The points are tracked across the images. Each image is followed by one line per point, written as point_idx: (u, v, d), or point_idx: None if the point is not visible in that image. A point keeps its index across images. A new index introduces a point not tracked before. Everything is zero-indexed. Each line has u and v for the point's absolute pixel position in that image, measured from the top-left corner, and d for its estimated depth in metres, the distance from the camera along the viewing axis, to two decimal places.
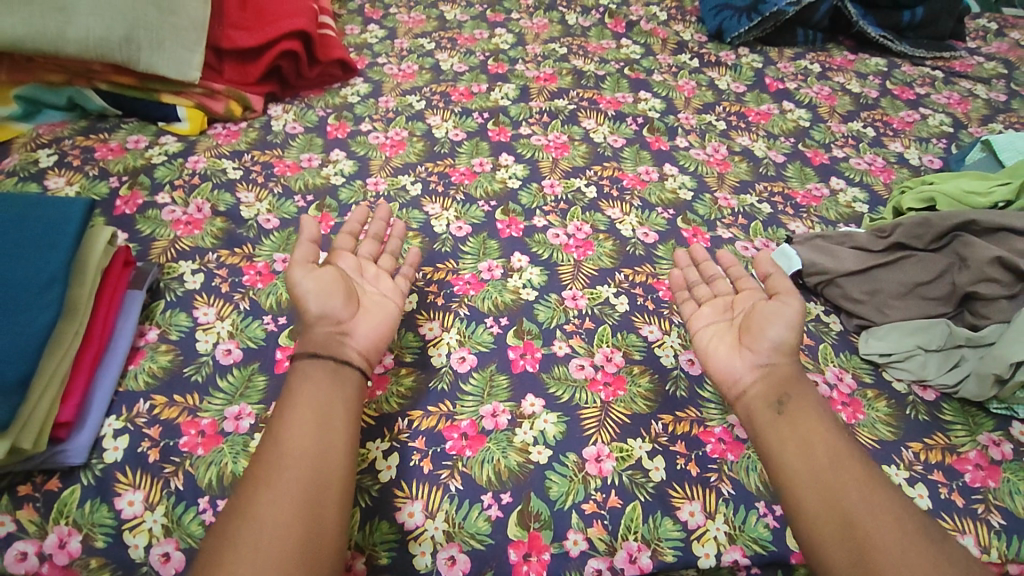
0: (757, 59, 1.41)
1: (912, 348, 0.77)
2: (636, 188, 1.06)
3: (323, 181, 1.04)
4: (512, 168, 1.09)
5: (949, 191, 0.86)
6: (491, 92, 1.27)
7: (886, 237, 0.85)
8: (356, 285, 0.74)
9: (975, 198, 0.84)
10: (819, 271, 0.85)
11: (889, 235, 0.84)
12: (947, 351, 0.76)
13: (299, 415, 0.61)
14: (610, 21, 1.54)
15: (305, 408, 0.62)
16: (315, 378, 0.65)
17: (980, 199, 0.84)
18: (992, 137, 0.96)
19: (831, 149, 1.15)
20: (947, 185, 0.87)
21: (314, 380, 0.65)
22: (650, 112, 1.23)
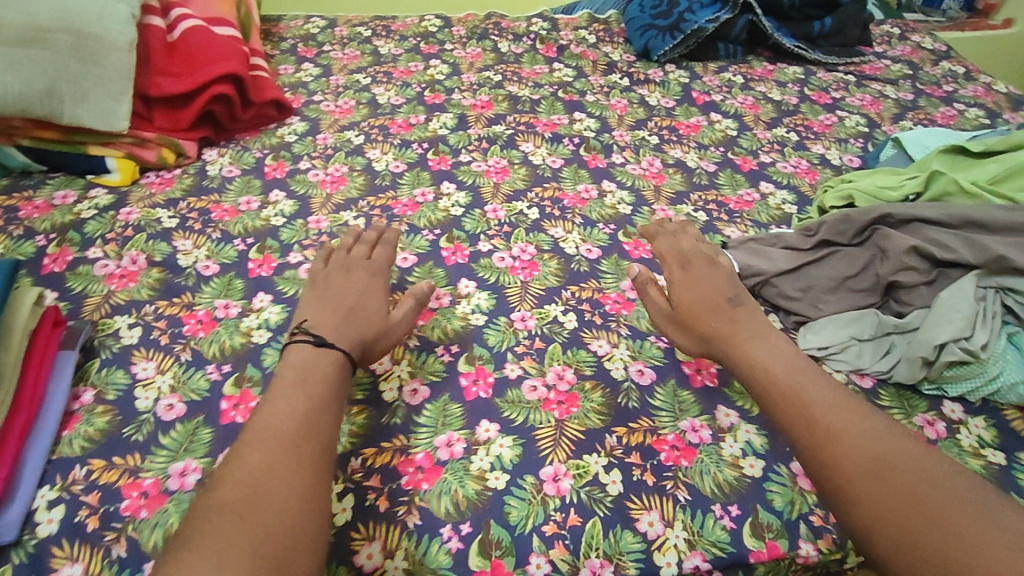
0: (683, 74, 1.47)
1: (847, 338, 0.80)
2: (577, 206, 1.09)
3: (263, 223, 1.02)
4: (454, 196, 1.10)
5: (864, 188, 0.91)
6: (429, 123, 1.28)
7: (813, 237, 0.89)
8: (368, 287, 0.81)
9: (888, 192, 0.89)
10: (755, 272, 0.88)
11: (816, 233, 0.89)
12: (878, 339, 0.80)
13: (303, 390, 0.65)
14: (541, 46, 1.58)
15: (320, 380, 0.67)
16: (314, 361, 0.68)
17: (892, 193, 0.89)
18: (901, 135, 1.03)
19: (758, 155, 1.21)
20: (863, 182, 0.92)
21: (306, 364, 0.68)
22: (585, 132, 1.27)
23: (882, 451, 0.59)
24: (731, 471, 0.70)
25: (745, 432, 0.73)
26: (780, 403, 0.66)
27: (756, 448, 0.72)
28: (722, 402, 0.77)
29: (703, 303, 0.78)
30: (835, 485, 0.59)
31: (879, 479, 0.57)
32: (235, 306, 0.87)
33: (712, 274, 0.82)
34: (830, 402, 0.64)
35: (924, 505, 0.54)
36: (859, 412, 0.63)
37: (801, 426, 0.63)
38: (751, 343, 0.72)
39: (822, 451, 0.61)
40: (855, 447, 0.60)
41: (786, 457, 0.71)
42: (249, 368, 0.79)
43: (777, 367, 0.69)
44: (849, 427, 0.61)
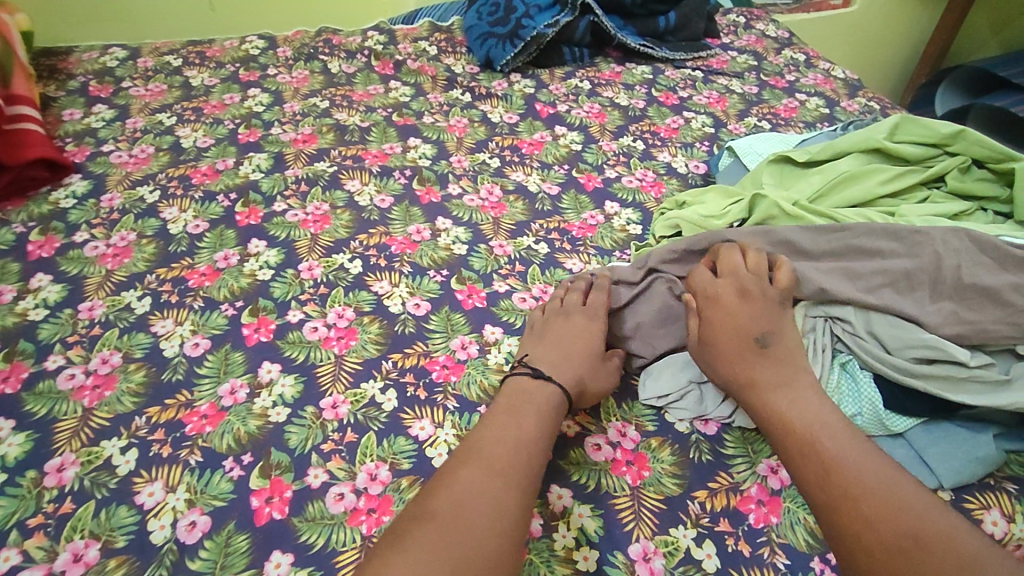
0: (529, 84, 1.38)
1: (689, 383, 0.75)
2: (406, 252, 0.97)
3: (17, 319, 0.84)
4: (263, 256, 0.95)
5: (690, 217, 0.92)
6: (239, 167, 1.12)
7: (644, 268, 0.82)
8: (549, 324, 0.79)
9: (712, 220, 0.91)
10: None
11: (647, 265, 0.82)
12: None
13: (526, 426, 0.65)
14: (377, 63, 1.45)
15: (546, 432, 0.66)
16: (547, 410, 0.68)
17: (716, 220, 0.91)
18: (734, 143, 1.09)
19: (603, 171, 1.14)
20: (690, 212, 0.93)
21: (528, 395, 0.69)
22: (420, 161, 1.15)
23: (918, 526, 0.55)
24: (561, 569, 0.61)
25: (578, 516, 0.65)
26: (800, 459, 0.62)
27: (589, 535, 0.64)
28: (556, 480, 0.68)
29: (731, 345, 0.70)
30: (851, 552, 0.56)
31: (901, 557, 0.53)
32: None
33: (749, 300, 0.72)
34: (856, 459, 0.60)
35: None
36: (884, 475, 0.58)
37: (819, 486, 0.59)
38: (775, 394, 0.66)
39: (842, 518, 0.57)
40: (877, 518, 0.55)
41: (622, 541, 0.63)
42: None
43: (798, 419, 0.64)
44: (873, 493, 0.57)
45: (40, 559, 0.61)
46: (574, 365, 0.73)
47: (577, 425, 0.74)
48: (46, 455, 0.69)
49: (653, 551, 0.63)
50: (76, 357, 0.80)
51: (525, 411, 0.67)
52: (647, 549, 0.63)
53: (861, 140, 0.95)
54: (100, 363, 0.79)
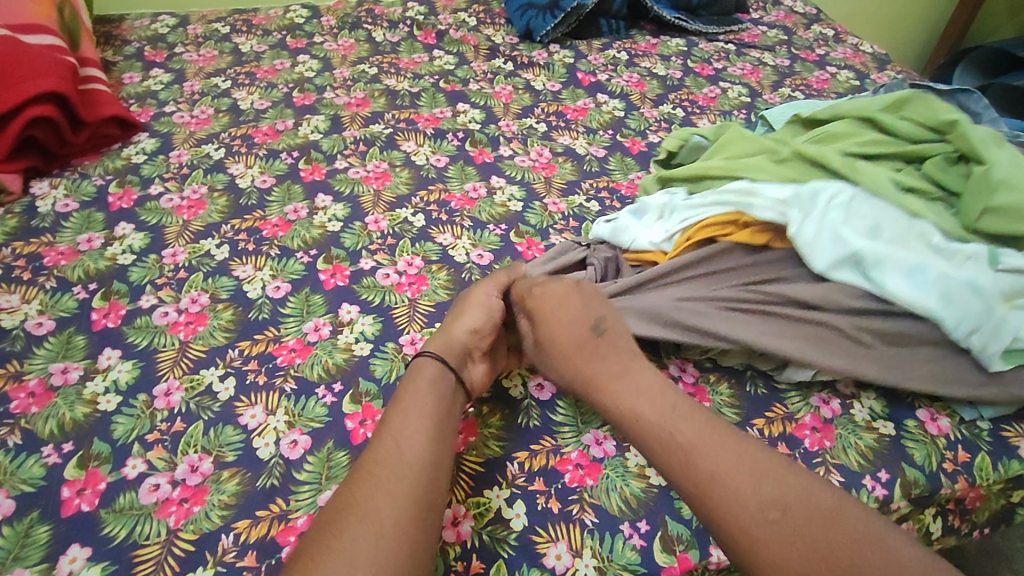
0: (569, 54, 1.43)
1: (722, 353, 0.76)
2: (465, 208, 1.02)
3: (108, 263, 0.89)
4: (330, 210, 1.00)
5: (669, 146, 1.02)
6: (299, 127, 1.16)
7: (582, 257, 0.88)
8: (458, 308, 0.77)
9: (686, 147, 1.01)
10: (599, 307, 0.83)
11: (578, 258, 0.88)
12: None
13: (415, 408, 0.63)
14: (419, 33, 1.49)
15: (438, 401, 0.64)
16: (426, 378, 0.66)
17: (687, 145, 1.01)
18: (768, 112, 1.11)
19: (647, 136, 1.19)
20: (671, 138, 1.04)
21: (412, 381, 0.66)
22: (470, 125, 1.19)
23: (770, 490, 0.56)
24: (637, 482, 0.67)
25: None
26: (661, 448, 0.61)
27: None
28: None
29: (569, 338, 0.70)
30: (731, 537, 0.54)
31: (771, 528, 0.53)
32: (75, 369, 0.76)
33: (584, 296, 0.73)
34: (707, 442, 0.60)
35: (822, 547, 0.52)
36: (736, 453, 0.58)
37: (686, 475, 0.58)
38: (616, 385, 0.66)
39: (711, 500, 0.56)
40: (740, 494, 0.55)
41: None
42: (95, 443, 0.69)
43: (656, 412, 0.63)
44: (733, 471, 0.57)
45: (162, 468, 0.67)
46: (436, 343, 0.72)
47: None
48: (154, 381, 0.75)
49: None
50: (167, 297, 0.85)
51: (405, 397, 0.64)
52: None
53: (861, 106, 0.90)
54: (190, 303, 0.84)
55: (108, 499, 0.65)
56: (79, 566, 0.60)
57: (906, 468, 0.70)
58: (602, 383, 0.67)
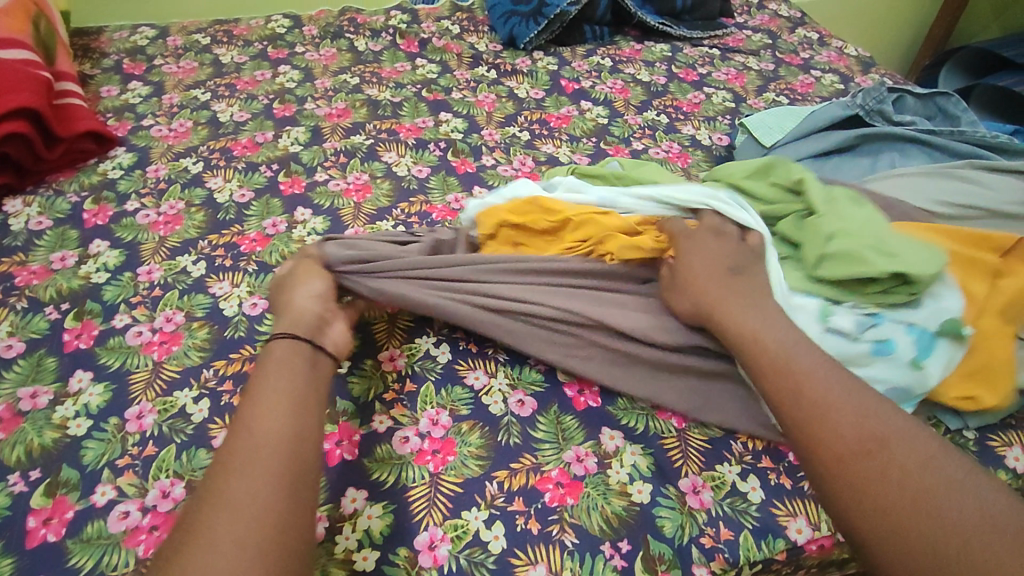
0: (553, 61, 1.42)
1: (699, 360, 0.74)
2: (446, 220, 1.01)
3: (82, 282, 0.88)
4: (309, 223, 0.99)
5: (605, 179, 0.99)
6: (278, 140, 1.15)
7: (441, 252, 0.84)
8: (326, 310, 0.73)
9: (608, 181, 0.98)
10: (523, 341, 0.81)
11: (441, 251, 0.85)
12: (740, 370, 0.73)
13: (277, 391, 0.60)
14: (402, 42, 1.48)
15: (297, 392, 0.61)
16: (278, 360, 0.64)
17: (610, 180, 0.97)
18: (748, 119, 1.08)
19: (630, 143, 1.19)
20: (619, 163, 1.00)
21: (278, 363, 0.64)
22: (452, 134, 1.18)
23: (876, 426, 0.58)
24: (618, 501, 0.66)
25: (630, 454, 0.70)
26: (769, 374, 0.64)
27: (641, 471, 0.68)
28: (606, 423, 0.73)
29: (706, 271, 0.73)
30: (825, 460, 0.57)
31: (870, 458, 0.55)
32: (44, 393, 0.74)
33: (727, 243, 0.76)
34: (814, 374, 0.62)
35: (915, 484, 0.53)
36: (843, 387, 0.61)
37: (789, 399, 0.61)
38: (744, 313, 0.68)
39: (813, 426, 0.59)
40: (842, 425, 0.58)
41: (672, 476, 0.68)
42: (64, 470, 0.67)
43: (772, 337, 0.66)
44: (842, 403, 0.59)
45: (132, 494, 0.66)
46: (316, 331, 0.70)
47: None
48: (125, 404, 0.73)
49: (701, 485, 0.68)
50: (141, 316, 0.84)
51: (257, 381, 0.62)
52: (696, 483, 0.68)
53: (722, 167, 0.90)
54: (165, 322, 0.83)
55: (76, 528, 0.63)
56: None
57: None
58: (718, 312, 0.69)
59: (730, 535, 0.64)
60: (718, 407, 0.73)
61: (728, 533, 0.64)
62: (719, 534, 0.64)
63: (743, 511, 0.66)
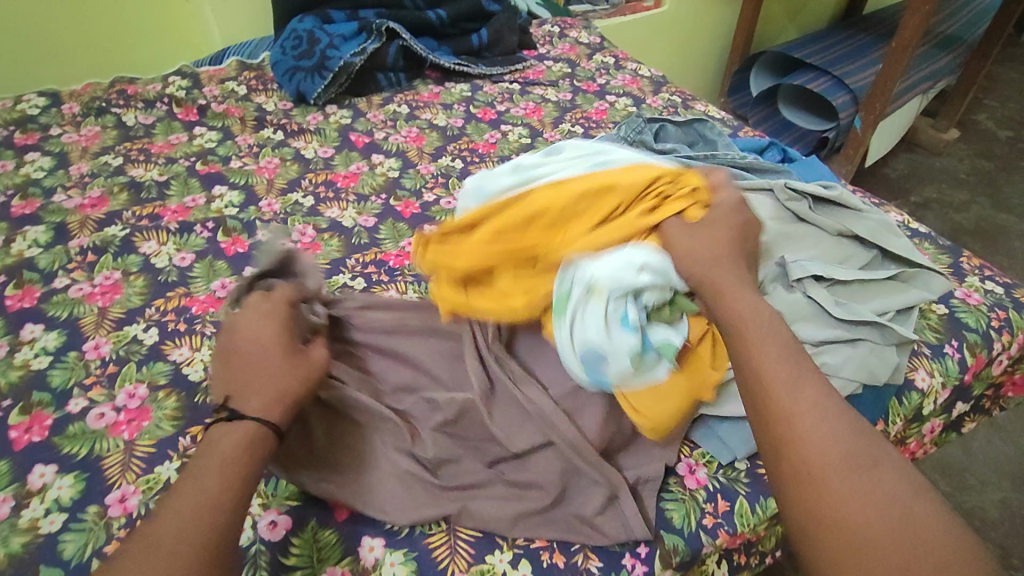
0: (346, 114, 1.36)
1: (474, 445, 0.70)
2: (208, 311, 0.90)
3: None
4: (39, 342, 0.85)
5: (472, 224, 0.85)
6: (12, 244, 1.00)
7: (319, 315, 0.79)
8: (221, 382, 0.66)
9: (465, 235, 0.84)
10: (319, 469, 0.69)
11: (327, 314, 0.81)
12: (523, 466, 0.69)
13: (228, 452, 0.59)
14: (178, 110, 1.35)
15: (250, 459, 0.60)
16: (228, 436, 0.60)
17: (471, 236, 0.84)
18: None
19: (421, 195, 1.14)
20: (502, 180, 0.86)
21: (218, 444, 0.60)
22: (225, 211, 1.08)
23: (862, 441, 0.54)
24: None
25: (390, 566, 0.65)
26: (777, 365, 0.59)
27: None
28: (367, 531, 0.67)
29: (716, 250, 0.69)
30: (803, 466, 0.53)
31: (856, 471, 0.52)
32: None
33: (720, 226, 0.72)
34: (813, 381, 0.58)
35: (887, 506, 0.50)
36: (843, 404, 0.56)
37: (782, 396, 0.56)
38: (752, 299, 0.64)
39: (795, 424, 0.55)
40: (835, 431, 0.54)
41: None
42: None
43: (775, 331, 0.61)
44: (833, 411, 0.55)
45: None
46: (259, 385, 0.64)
47: None
48: None
49: None
50: None
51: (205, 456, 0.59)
52: None
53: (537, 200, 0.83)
54: None
55: None
56: None
57: (665, 536, 0.67)
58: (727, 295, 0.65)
59: None
60: (485, 494, 0.68)
61: None
62: None
63: None
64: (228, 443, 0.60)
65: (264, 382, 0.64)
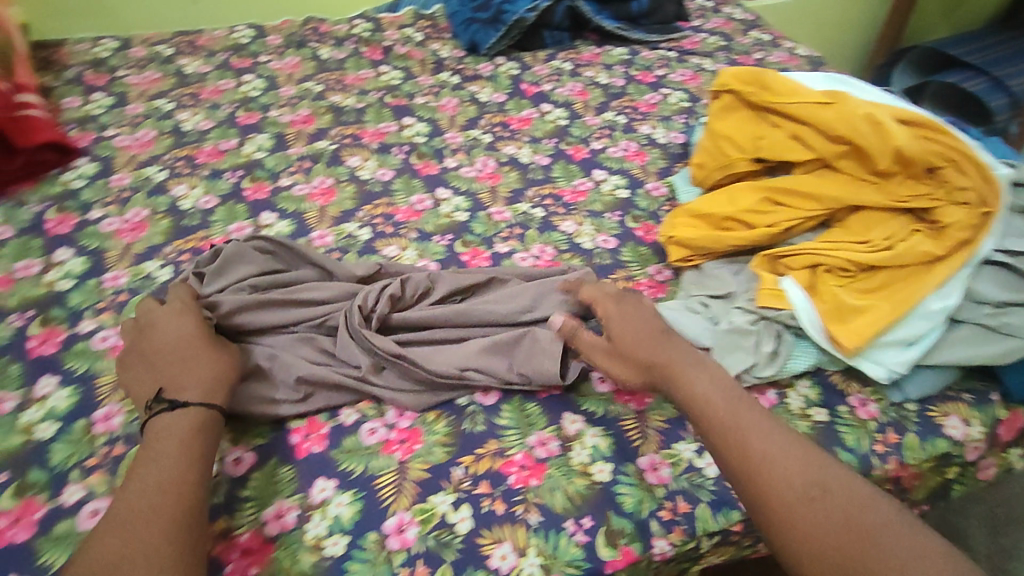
0: (514, 66, 1.45)
1: (459, 371, 0.75)
2: (411, 220, 1.02)
3: (47, 290, 0.91)
4: (275, 227, 1.00)
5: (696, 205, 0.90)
6: (242, 147, 1.17)
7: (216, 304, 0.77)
8: (172, 364, 0.69)
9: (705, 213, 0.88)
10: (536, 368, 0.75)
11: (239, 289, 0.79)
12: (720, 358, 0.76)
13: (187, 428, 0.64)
14: (365, 50, 1.50)
15: (202, 434, 0.64)
16: (165, 425, 0.64)
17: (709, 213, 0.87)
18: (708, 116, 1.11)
19: (590, 143, 1.21)
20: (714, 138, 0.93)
21: (165, 430, 0.63)
22: (416, 138, 1.21)
23: (822, 478, 0.60)
24: (581, 481, 0.68)
25: (591, 437, 0.73)
26: (715, 428, 0.65)
27: (602, 452, 0.71)
28: (568, 409, 0.75)
29: (646, 338, 0.73)
30: (768, 507, 0.59)
31: (813, 505, 0.58)
32: (12, 398, 0.77)
33: (639, 313, 0.76)
34: (759, 432, 0.63)
35: (854, 531, 0.56)
36: (791, 449, 0.62)
37: (733, 449, 0.63)
38: (693, 370, 0.70)
39: (757, 476, 0.60)
40: (787, 475, 0.60)
41: (631, 455, 0.71)
42: (32, 473, 0.70)
43: (712, 397, 0.67)
44: (788, 457, 0.61)
45: (103, 492, 0.68)
46: (194, 377, 0.67)
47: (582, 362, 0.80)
48: (93, 406, 0.75)
49: (660, 462, 0.71)
50: (107, 321, 0.85)
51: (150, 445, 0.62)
52: (654, 461, 0.71)
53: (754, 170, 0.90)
54: None
55: (46, 526, 0.65)
56: None
57: (839, 453, 0.72)
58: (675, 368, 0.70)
59: (688, 508, 0.67)
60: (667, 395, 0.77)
61: (685, 506, 0.68)
62: (676, 507, 0.67)
63: (699, 485, 0.69)
64: (178, 427, 0.64)
65: (198, 373, 0.68)
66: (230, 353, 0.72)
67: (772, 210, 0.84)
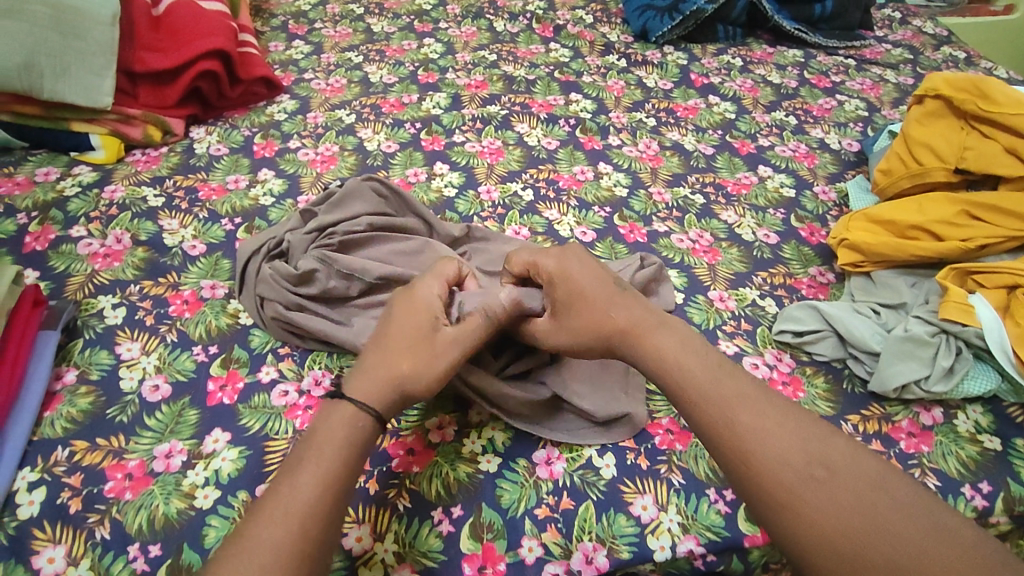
0: (682, 56, 1.45)
1: None
2: (572, 188, 1.06)
3: (251, 203, 1.02)
4: (447, 177, 1.08)
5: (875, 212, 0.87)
6: (422, 102, 1.26)
7: (332, 237, 0.83)
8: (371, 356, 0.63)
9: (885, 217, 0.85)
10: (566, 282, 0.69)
11: (355, 224, 0.84)
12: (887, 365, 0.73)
13: (328, 445, 0.56)
14: (538, 26, 1.55)
15: (351, 439, 0.57)
16: (331, 422, 0.58)
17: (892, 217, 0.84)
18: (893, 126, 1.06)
19: (757, 139, 1.19)
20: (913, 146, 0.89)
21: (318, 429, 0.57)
22: (581, 113, 1.24)
23: (817, 449, 0.55)
24: None
25: None
26: (704, 403, 0.59)
27: None
28: None
29: (593, 294, 0.67)
30: (775, 496, 0.53)
31: (816, 484, 0.53)
32: (221, 287, 0.87)
33: (589, 269, 0.70)
34: (744, 403, 0.58)
35: (865, 506, 0.51)
36: (782, 416, 0.57)
37: (720, 425, 0.58)
38: (658, 332, 0.65)
39: (750, 460, 0.55)
40: (783, 450, 0.55)
41: None
42: (235, 349, 0.79)
43: (690, 364, 0.62)
44: (777, 431, 0.56)
45: (291, 378, 0.76)
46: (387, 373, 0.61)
47: (735, 346, 0.80)
48: None
49: None
50: None
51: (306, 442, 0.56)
52: None
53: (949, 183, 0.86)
54: None
55: (245, 396, 0.74)
56: (221, 446, 0.69)
57: (1010, 484, 0.68)
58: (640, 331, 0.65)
59: None
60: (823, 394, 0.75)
61: None
62: None
63: None
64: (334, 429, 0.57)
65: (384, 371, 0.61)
66: (436, 341, 0.63)
67: (969, 223, 0.80)
